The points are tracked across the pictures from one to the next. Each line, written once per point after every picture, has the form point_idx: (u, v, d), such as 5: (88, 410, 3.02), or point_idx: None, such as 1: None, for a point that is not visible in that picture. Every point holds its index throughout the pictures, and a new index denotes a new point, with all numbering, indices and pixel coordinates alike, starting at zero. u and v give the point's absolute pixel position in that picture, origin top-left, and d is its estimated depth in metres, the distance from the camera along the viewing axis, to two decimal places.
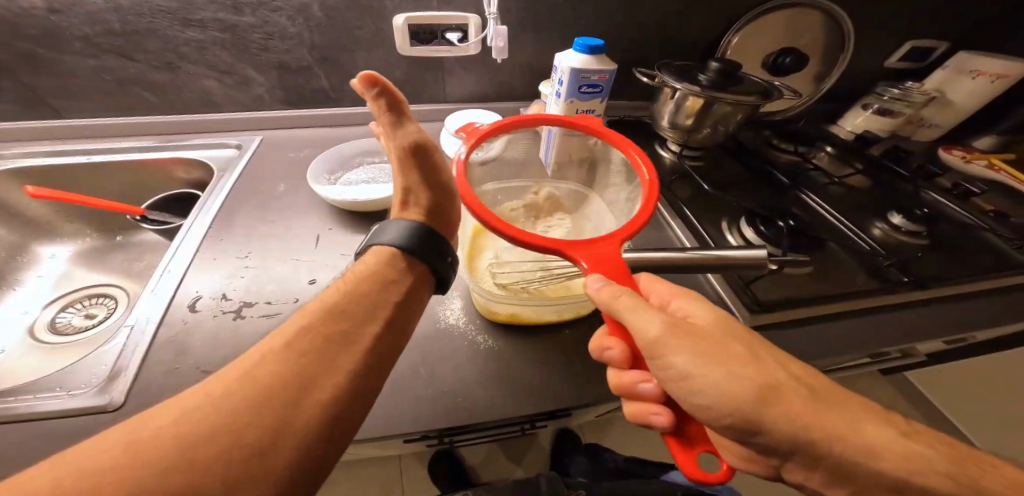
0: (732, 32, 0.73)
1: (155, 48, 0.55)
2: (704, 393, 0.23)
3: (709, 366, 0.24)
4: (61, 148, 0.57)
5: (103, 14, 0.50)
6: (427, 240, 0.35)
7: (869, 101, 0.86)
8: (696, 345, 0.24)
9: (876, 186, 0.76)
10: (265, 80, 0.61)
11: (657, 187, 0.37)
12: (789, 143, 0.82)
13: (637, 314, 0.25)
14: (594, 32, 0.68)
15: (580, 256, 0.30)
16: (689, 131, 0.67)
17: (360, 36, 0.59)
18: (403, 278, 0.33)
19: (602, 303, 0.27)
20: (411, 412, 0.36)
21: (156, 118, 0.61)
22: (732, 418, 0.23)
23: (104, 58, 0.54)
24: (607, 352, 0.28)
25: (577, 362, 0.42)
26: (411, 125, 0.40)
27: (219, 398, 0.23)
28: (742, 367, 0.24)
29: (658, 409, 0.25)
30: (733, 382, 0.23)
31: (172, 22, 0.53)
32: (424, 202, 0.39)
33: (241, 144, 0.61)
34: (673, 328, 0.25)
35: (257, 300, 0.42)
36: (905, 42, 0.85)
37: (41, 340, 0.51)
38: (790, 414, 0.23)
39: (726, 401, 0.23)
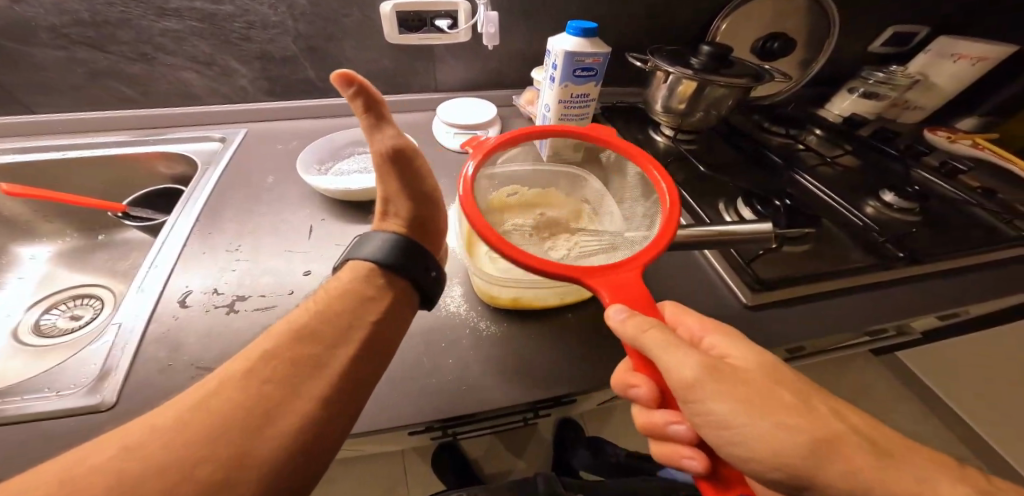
0: (720, 19, 0.73)
1: (128, 39, 0.53)
2: (746, 446, 0.23)
3: (752, 416, 0.23)
4: (33, 144, 0.54)
5: (70, 4, 0.48)
6: (411, 255, 0.34)
7: (855, 85, 0.87)
8: (736, 390, 0.24)
9: (866, 166, 0.77)
10: (248, 72, 0.59)
11: (678, 199, 0.36)
12: (780, 125, 0.83)
13: (668, 355, 0.24)
14: (585, 17, 0.67)
15: (600, 284, 0.30)
16: (682, 116, 0.67)
17: (347, 25, 0.58)
18: (381, 295, 0.32)
19: (628, 338, 0.26)
20: (416, 403, 0.36)
21: (135, 113, 0.59)
22: (777, 472, 0.23)
23: (73, 50, 0.52)
24: (634, 390, 0.27)
25: (581, 347, 0.41)
26: (390, 126, 0.36)
27: (176, 427, 0.22)
28: (794, 418, 0.23)
29: (691, 453, 0.25)
30: (785, 437, 0.22)
31: (145, 12, 0.51)
32: (405, 213, 0.37)
33: (225, 138, 0.59)
34: (710, 371, 0.24)
35: (250, 294, 0.41)
36: (885, 28, 0.85)
37: (24, 342, 0.49)
38: (848, 471, 0.22)
39: (771, 454, 0.22)
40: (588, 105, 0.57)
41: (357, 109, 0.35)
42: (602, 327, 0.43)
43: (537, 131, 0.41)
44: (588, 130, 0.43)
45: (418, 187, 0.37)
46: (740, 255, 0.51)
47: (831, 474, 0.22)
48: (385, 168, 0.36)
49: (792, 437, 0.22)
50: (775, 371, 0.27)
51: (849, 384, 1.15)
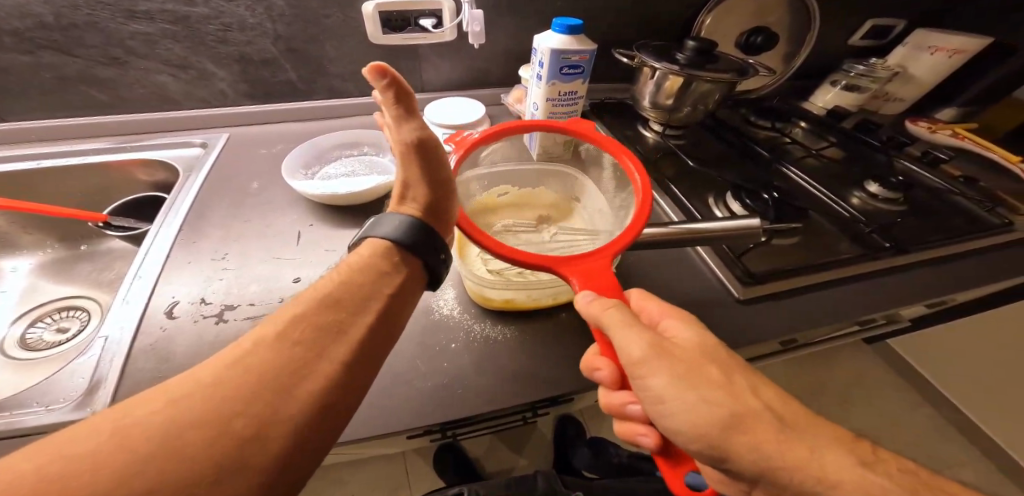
0: (704, 14, 0.73)
1: (97, 42, 0.51)
2: (672, 418, 0.23)
3: (682, 388, 0.23)
4: (5, 154, 0.52)
5: (32, 6, 0.46)
6: (427, 236, 0.32)
7: (837, 78, 0.88)
8: (674, 367, 0.24)
9: (851, 158, 0.78)
10: (227, 75, 0.58)
11: (652, 196, 0.36)
12: (767, 119, 0.84)
13: (621, 334, 0.24)
14: (569, 14, 0.67)
15: (571, 274, 0.30)
16: (670, 111, 0.67)
17: (328, 25, 0.56)
18: (398, 268, 0.31)
19: (590, 316, 0.27)
20: (413, 407, 0.35)
21: (112, 118, 0.57)
22: (700, 444, 0.23)
23: (40, 54, 0.50)
24: (597, 373, 0.27)
25: (576, 345, 0.41)
26: (417, 117, 0.36)
27: (209, 385, 0.21)
28: (712, 392, 0.23)
29: (645, 430, 0.25)
30: (703, 410, 0.22)
31: (114, 14, 0.49)
32: (423, 198, 0.35)
33: (207, 142, 0.58)
34: (657, 350, 0.24)
35: (239, 302, 0.40)
36: (864, 21, 0.86)
37: (11, 356, 0.47)
38: (755, 445, 0.22)
39: (693, 427, 0.22)
40: (576, 103, 0.57)
41: (385, 96, 0.35)
42: None
43: (527, 125, 0.40)
44: (569, 125, 0.42)
45: (442, 173, 0.36)
46: (730, 249, 0.51)
47: (743, 445, 0.22)
48: (409, 157, 0.36)
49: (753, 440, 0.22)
50: (710, 350, 0.26)
51: (840, 373, 1.18)
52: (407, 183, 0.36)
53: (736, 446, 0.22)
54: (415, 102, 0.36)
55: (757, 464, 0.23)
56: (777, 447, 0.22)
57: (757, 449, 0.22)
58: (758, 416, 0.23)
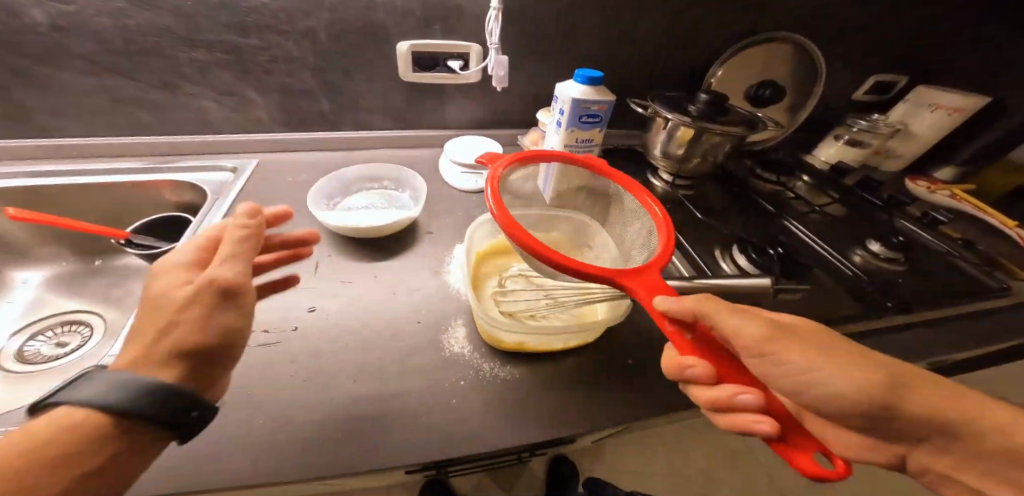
0: (716, 65, 0.77)
1: (155, 67, 0.54)
2: (831, 384, 0.25)
3: (822, 359, 0.26)
4: (48, 169, 0.55)
5: (107, 33, 0.50)
6: (168, 404, 0.23)
7: (840, 133, 0.92)
8: (801, 338, 0.27)
9: (852, 215, 0.81)
10: (266, 103, 0.60)
11: (674, 229, 0.39)
12: (772, 172, 0.87)
13: (738, 316, 0.27)
14: (591, 63, 0.71)
15: (633, 284, 0.32)
16: (680, 160, 0.70)
17: (364, 61, 0.60)
18: (88, 438, 0.22)
19: (683, 309, 0.28)
20: (420, 444, 0.35)
21: (148, 139, 0.59)
22: (865, 405, 0.25)
23: (102, 77, 0.53)
24: (689, 370, 0.26)
25: (586, 388, 0.42)
26: (246, 259, 0.30)
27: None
28: (856, 358, 0.26)
29: (761, 417, 0.23)
30: (859, 372, 0.25)
31: (176, 43, 0.52)
32: (167, 349, 0.25)
33: (236, 167, 0.60)
34: (775, 325, 0.27)
35: (254, 329, 0.41)
36: (868, 77, 0.90)
37: (4, 369, 0.47)
38: (921, 399, 0.25)
39: (856, 391, 0.25)
40: (592, 149, 0.59)
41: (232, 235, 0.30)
42: (602, 372, 0.44)
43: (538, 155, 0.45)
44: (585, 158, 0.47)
45: (231, 327, 0.27)
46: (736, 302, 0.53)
47: (914, 400, 0.25)
48: (209, 300, 0.27)
49: (917, 394, 0.25)
50: (830, 331, 0.28)
51: None
52: (160, 337, 0.26)
53: (901, 401, 0.25)
54: (258, 246, 0.31)
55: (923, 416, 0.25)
56: (931, 399, 0.26)
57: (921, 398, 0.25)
58: (903, 372, 0.26)
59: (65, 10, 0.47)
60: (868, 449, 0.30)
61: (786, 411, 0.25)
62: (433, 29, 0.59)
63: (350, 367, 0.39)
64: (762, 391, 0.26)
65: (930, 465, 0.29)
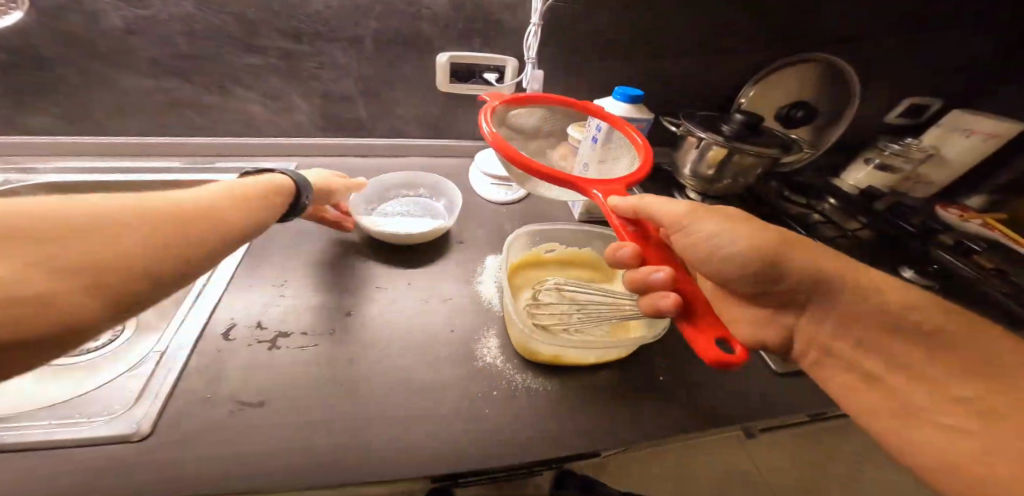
0: (748, 86, 0.78)
1: (211, 71, 0.56)
2: (734, 242, 0.35)
3: (732, 228, 0.36)
4: (102, 167, 0.57)
5: (173, 37, 0.52)
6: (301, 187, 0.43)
7: (871, 156, 0.89)
8: (718, 216, 0.37)
9: (882, 240, 0.79)
10: (308, 108, 0.62)
11: (652, 151, 0.46)
12: (800, 196, 0.86)
13: (667, 204, 0.37)
14: (625, 79, 0.71)
15: (594, 188, 0.41)
16: (710, 180, 0.70)
17: (405, 70, 0.61)
18: (271, 196, 0.37)
19: (628, 207, 0.37)
20: (450, 451, 0.34)
21: (193, 140, 0.61)
22: (764, 258, 0.34)
23: (162, 79, 0.55)
24: (621, 251, 0.35)
25: (614, 405, 0.41)
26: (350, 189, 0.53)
27: (127, 224, 0.23)
28: (758, 226, 0.35)
29: (666, 293, 0.31)
30: (758, 235, 0.35)
31: (234, 47, 0.54)
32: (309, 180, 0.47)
33: (276, 171, 0.62)
34: (699, 209, 0.37)
35: (293, 331, 0.42)
36: (902, 100, 0.88)
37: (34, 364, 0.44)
38: (814, 258, 0.34)
39: (756, 245, 0.34)
40: None
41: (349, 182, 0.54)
42: (634, 388, 0.43)
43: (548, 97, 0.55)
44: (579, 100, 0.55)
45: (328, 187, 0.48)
46: None
47: (804, 257, 0.34)
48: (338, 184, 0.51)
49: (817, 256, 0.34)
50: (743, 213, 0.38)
51: None
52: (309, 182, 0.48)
53: (795, 259, 0.34)
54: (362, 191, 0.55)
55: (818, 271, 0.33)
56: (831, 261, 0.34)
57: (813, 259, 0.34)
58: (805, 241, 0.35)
59: (140, 15, 0.50)
60: (757, 323, 0.41)
61: (696, 288, 0.32)
62: (473, 41, 0.60)
63: (384, 374, 0.40)
64: (678, 270, 0.34)
65: (814, 340, 0.37)
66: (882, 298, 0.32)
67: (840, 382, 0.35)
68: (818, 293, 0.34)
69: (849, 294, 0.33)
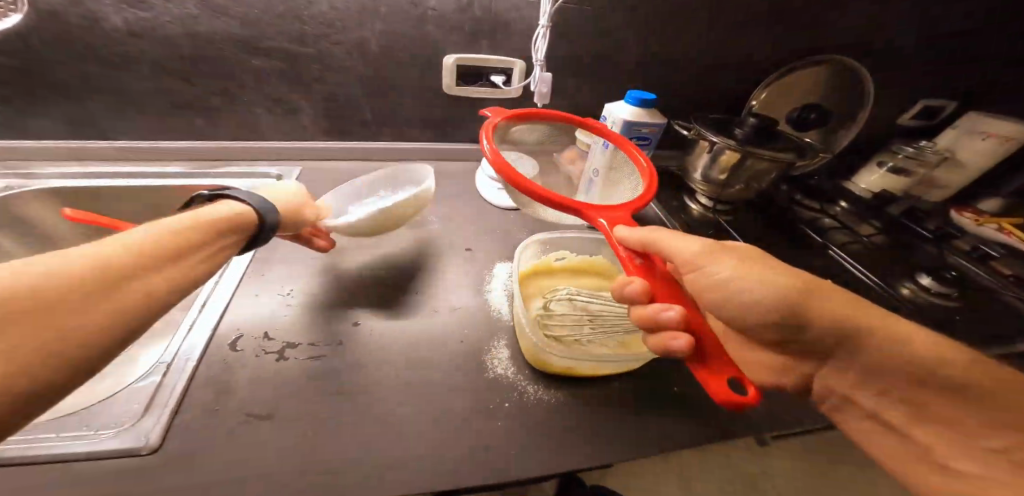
0: (760, 87, 0.77)
1: (215, 74, 0.55)
2: (750, 289, 0.32)
3: (747, 270, 0.33)
4: (106, 172, 0.57)
5: (177, 39, 0.51)
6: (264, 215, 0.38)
7: (883, 159, 0.86)
8: (732, 255, 0.34)
9: (898, 245, 0.77)
10: (313, 111, 0.61)
11: (657, 174, 0.44)
12: (814, 200, 0.84)
13: (678, 239, 0.34)
14: (635, 81, 0.70)
15: (599, 216, 0.39)
16: (722, 185, 0.68)
17: (411, 73, 0.60)
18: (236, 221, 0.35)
19: (637, 239, 0.35)
20: (463, 466, 0.33)
21: (197, 143, 0.61)
22: (784, 309, 0.31)
23: (165, 82, 0.55)
24: (628, 286, 0.33)
25: (629, 420, 0.39)
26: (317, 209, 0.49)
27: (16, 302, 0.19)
28: (776, 269, 0.32)
29: (678, 335, 0.30)
30: (774, 279, 0.32)
31: (238, 50, 0.53)
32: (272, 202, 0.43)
33: (281, 175, 0.61)
34: (711, 244, 0.35)
35: (301, 341, 0.41)
36: (917, 101, 0.85)
37: None
38: (836, 307, 0.31)
39: (773, 293, 0.31)
40: None
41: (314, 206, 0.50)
42: (649, 400, 0.42)
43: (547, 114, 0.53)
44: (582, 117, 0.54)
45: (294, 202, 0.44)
46: None
47: (826, 307, 0.31)
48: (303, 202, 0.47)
49: (840, 306, 0.31)
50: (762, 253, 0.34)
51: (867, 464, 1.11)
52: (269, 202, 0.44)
53: (814, 310, 0.31)
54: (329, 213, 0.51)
55: (840, 321, 0.31)
56: (859, 312, 0.31)
57: (836, 312, 0.31)
58: (826, 287, 0.32)
59: (144, 17, 0.49)
60: (781, 369, 0.39)
61: (710, 331, 0.31)
62: (480, 44, 0.59)
63: (395, 385, 0.38)
64: (690, 310, 0.32)
65: (834, 389, 0.35)
66: (909, 352, 0.30)
67: (861, 428, 0.34)
68: (846, 348, 0.32)
69: (878, 351, 0.31)
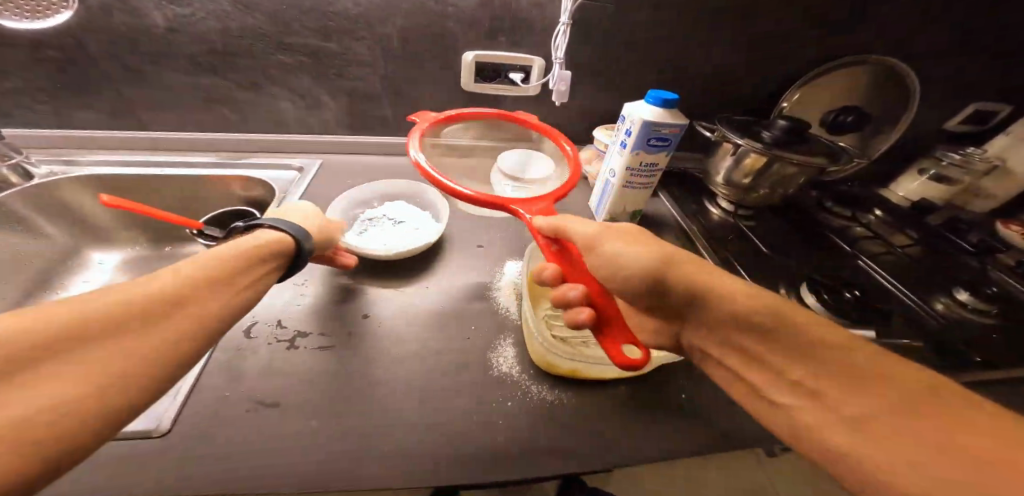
0: (793, 89, 0.73)
1: (245, 69, 0.57)
2: (622, 260, 0.35)
3: (622, 243, 0.36)
4: (142, 161, 0.60)
5: (211, 35, 0.53)
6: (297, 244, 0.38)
7: (926, 166, 0.82)
8: (617, 233, 0.37)
9: (936, 257, 0.72)
10: (335, 106, 0.63)
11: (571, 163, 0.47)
12: (846, 207, 0.80)
13: (580, 223, 0.38)
14: (657, 80, 0.68)
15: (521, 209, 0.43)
16: (745, 189, 0.65)
17: (430, 70, 0.61)
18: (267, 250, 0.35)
19: (548, 228, 0.39)
20: (459, 465, 0.33)
21: (225, 135, 0.63)
22: (649, 276, 0.34)
23: (199, 76, 0.57)
24: (544, 272, 0.39)
25: (630, 427, 0.38)
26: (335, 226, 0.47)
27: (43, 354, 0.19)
28: (648, 244, 0.35)
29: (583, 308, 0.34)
30: (644, 250, 0.35)
31: (267, 46, 0.55)
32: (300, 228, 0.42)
33: (302, 167, 0.63)
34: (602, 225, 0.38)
35: (312, 331, 0.42)
36: (968, 105, 0.79)
37: None
38: (694, 273, 0.33)
39: (640, 261, 0.34)
40: (655, 174, 0.56)
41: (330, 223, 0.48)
42: (654, 407, 0.41)
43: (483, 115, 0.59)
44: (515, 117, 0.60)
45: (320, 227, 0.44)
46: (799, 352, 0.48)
47: (685, 272, 0.33)
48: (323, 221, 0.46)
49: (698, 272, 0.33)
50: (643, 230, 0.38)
51: None
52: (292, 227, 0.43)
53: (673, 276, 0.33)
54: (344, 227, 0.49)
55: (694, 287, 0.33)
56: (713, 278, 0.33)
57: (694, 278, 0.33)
58: (685, 258, 0.34)
59: (182, 13, 0.51)
60: (657, 331, 0.39)
61: (614, 302, 0.35)
62: (499, 41, 0.59)
63: (398, 377, 0.39)
64: (593, 287, 0.36)
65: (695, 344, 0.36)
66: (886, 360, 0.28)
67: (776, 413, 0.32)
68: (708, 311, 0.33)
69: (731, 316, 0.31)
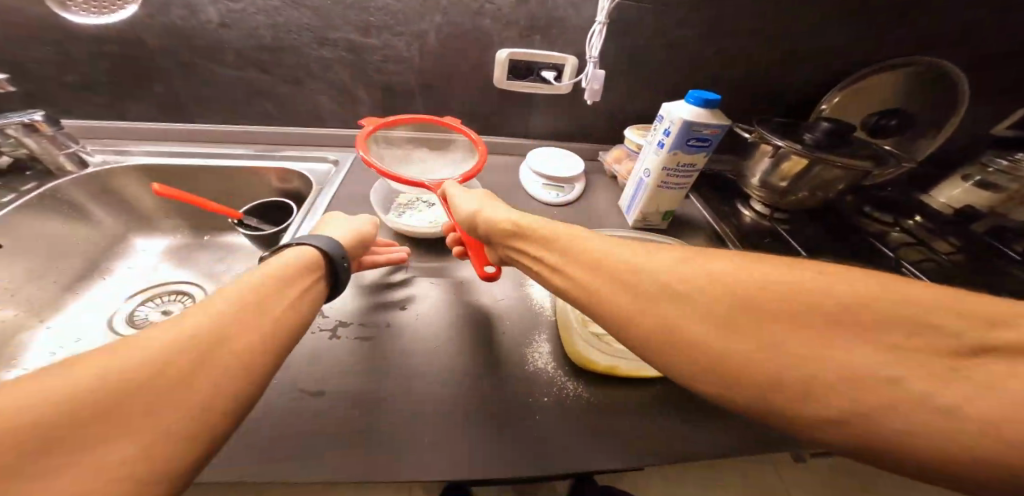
0: (832, 91, 0.71)
1: (289, 64, 0.58)
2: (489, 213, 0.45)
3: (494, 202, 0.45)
4: (187, 151, 0.62)
5: (260, 30, 0.55)
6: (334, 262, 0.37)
7: (971, 172, 0.77)
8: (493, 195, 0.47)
9: (981, 265, 0.69)
10: (371, 101, 0.64)
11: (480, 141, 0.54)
12: (884, 212, 0.77)
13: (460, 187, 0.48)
14: (692, 79, 0.67)
15: None
16: (782, 192, 0.64)
17: (465, 66, 0.61)
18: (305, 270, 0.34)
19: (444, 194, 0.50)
20: (504, 459, 0.33)
21: (265, 128, 0.65)
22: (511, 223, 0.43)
23: (245, 70, 0.58)
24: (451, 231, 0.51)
25: (670, 427, 0.38)
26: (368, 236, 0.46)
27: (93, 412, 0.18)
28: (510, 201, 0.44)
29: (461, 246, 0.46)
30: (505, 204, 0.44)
31: (311, 41, 0.56)
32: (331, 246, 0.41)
33: (338, 160, 0.65)
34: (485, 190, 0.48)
35: (353, 321, 0.43)
36: (1016, 108, 0.76)
37: (116, 331, 0.52)
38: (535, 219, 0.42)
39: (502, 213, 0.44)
40: (691, 175, 0.55)
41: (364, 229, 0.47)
42: (693, 407, 0.40)
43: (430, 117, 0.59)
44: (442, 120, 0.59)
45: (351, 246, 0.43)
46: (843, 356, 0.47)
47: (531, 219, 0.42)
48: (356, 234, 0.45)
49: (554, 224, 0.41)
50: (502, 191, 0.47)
51: None
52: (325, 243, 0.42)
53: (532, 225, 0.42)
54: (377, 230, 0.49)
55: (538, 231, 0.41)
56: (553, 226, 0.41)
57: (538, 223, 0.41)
58: None
59: (234, 9, 0.52)
60: None
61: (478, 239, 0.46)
62: (535, 38, 0.59)
63: (437, 371, 0.39)
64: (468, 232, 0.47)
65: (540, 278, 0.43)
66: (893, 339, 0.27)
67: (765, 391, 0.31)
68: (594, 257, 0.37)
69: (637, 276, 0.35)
